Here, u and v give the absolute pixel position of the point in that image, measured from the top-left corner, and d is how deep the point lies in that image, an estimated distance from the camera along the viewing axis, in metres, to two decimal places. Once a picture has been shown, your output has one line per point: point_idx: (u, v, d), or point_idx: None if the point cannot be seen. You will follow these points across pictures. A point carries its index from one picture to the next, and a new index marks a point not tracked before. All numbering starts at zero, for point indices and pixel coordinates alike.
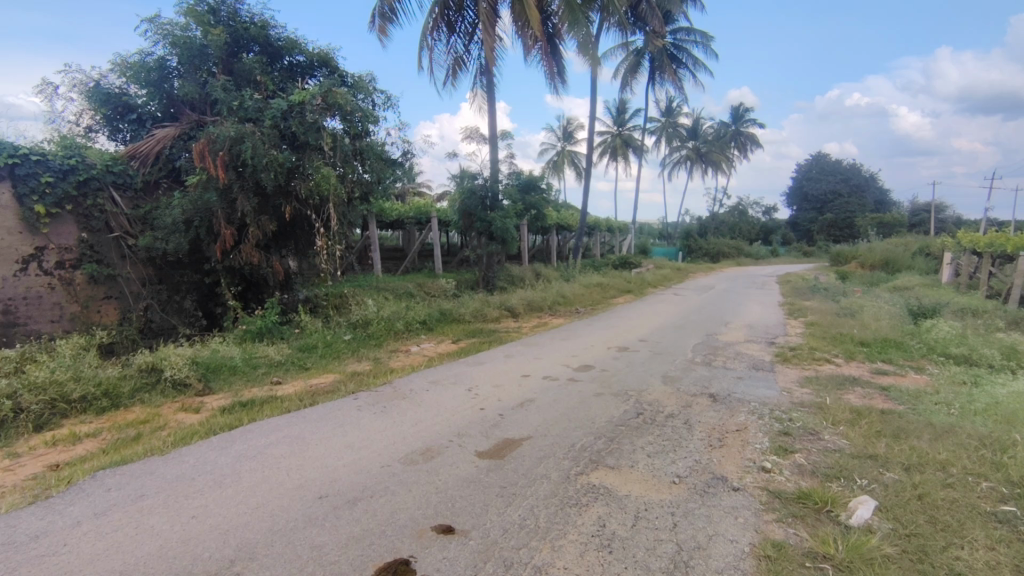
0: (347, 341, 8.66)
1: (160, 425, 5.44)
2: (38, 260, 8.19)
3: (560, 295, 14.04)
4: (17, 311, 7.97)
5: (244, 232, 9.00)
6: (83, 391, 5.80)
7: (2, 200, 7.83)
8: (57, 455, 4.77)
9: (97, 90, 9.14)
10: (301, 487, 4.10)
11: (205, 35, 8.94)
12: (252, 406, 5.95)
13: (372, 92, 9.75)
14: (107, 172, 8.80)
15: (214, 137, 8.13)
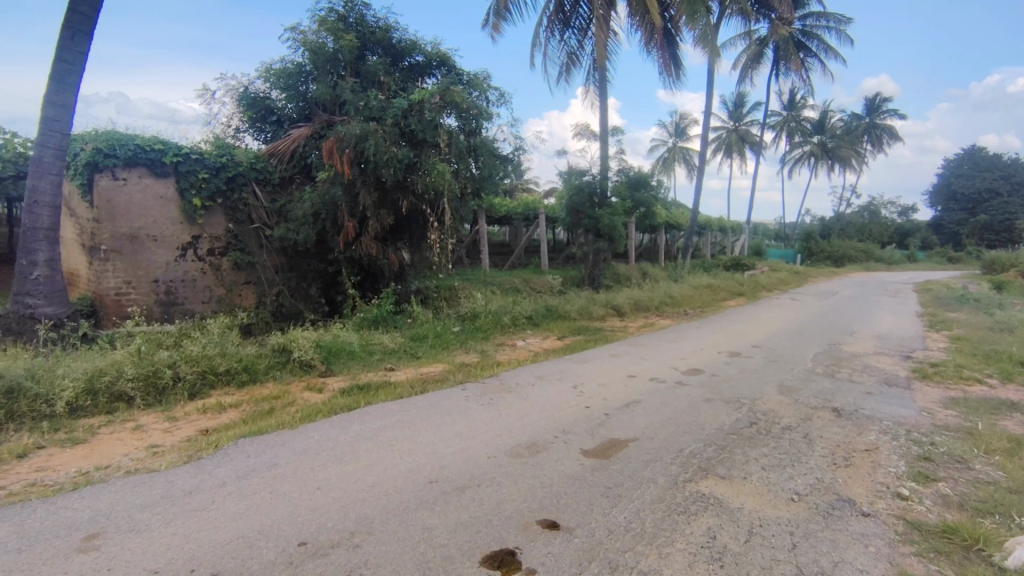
0: (456, 333, 8.97)
1: (289, 401, 5.95)
2: (194, 248, 9.34)
3: (668, 295, 13.63)
4: (177, 292, 9.22)
5: (365, 225, 9.56)
6: (227, 365, 6.48)
7: (168, 194, 9.00)
8: (207, 421, 5.36)
9: (245, 95, 10.12)
10: (414, 470, 4.30)
11: (336, 41, 9.59)
12: (369, 389, 6.33)
13: (487, 89, 9.96)
14: (251, 169, 9.72)
15: (342, 136, 8.76)
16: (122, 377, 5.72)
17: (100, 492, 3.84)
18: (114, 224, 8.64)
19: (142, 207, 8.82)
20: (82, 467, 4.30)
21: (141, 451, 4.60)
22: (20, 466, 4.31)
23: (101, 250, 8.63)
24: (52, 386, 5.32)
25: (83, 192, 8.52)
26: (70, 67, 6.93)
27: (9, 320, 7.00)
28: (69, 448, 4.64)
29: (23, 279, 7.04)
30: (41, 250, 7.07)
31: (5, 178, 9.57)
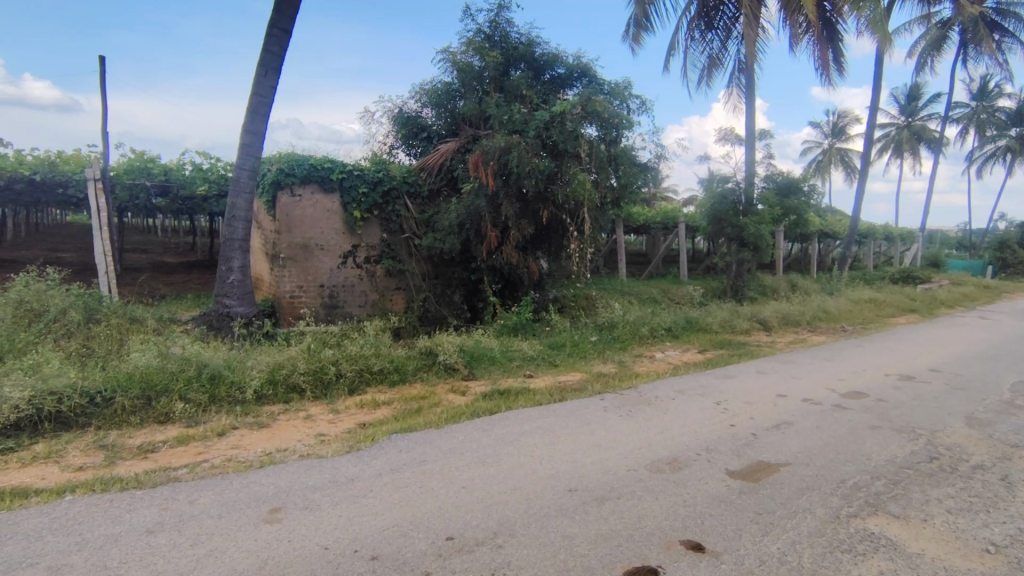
0: (593, 342, 8.94)
1: (435, 401, 6.32)
2: (353, 256, 10.26)
3: (823, 310, 12.49)
4: (339, 296, 10.21)
5: (507, 234, 9.90)
6: (381, 364, 7.03)
7: (334, 208, 10.01)
8: (364, 416, 5.85)
9: (400, 115, 10.95)
10: (553, 477, 4.35)
11: (483, 59, 10.08)
12: (509, 395, 6.51)
13: (629, 98, 9.86)
14: (403, 183, 10.47)
15: (486, 150, 9.14)
16: (296, 371, 6.43)
17: (281, 472, 4.35)
18: (291, 235, 9.81)
19: (313, 220, 9.90)
20: (266, 448, 4.90)
21: (311, 438, 5.14)
22: (220, 443, 5.02)
23: (279, 258, 9.81)
24: (242, 375, 6.13)
25: (268, 207, 9.76)
26: (260, 99, 7.98)
27: (210, 317, 8.20)
28: (256, 431, 5.32)
29: (222, 283, 8.22)
30: (235, 258, 8.20)
31: (210, 197, 11.25)
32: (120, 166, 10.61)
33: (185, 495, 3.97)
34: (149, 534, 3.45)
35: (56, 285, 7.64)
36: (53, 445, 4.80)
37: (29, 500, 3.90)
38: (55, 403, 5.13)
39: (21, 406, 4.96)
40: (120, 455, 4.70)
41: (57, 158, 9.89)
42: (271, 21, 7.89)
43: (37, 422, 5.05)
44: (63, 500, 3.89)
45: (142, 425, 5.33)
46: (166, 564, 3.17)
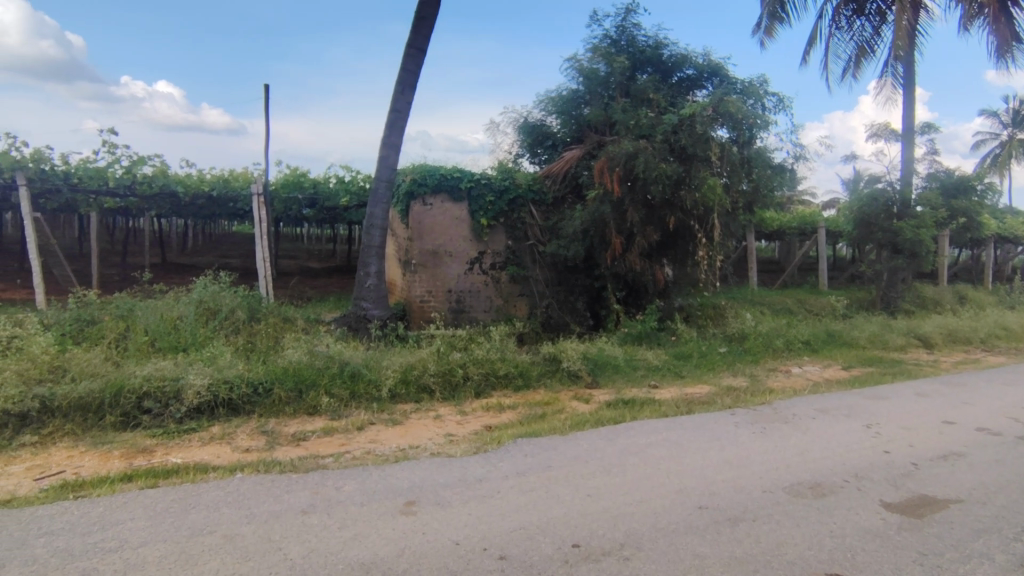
0: (722, 354, 8.51)
1: (559, 407, 6.34)
2: (480, 262, 10.63)
3: (999, 327, 10.88)
4: (466, 301, 10.62)
5: (631, 241, 9.75)
6: (507, 369, 7.19)
7: (462, 216, 10.45)
8: (490, 418, 6.03)
9: (526, 124, 11.18)
10: (682, 493, 4.18)
11: (609, 65, 10.03)
12: (633, 404, 6.37)
13: (764, 96, 9.31)
14: (529, 191, 10.67)
15: (612, 156, 9.06)
16: (427, 371, 6.77)
17: (415, 467, 4.59)
18: (423, 242, 10.36)
19: (443, 228, 10.40)
20: (400, 444, 5.20)
21: (440, 437, 5.39)
22: (360, 436, 5.42)
23: (412, 264, 10.38)
24: (380, 373, 6.57)
25: (402, 216, 10.37)
26: (398, 115, 8.53)
27: (351, 318, 8.87)
28: (391, 427, 5.68)
29: (361, 286, 8.87)
30: (374, 263, 8.81)
31: (352, 207, 12.23)
32: (279, 181, 11.75)
33: (332, 482, 4.32)
34: (304, 515, 3.80)
35: (227, 287, 8.68)
36: (226, 428, 5.46)
37: (208, 474, 4.45)
38: (227, 391, 5.83)
39: (203, 392, 5.68)
40: (278, 441, 5.23)
41: (229, 175, 11.24)
42: (409, 42, 8.42)
43: (213, 406, 5.75)
44: (234, 477, 4.39)
45: (296, 415, 5.89)
46: (317, 544, 3.46)
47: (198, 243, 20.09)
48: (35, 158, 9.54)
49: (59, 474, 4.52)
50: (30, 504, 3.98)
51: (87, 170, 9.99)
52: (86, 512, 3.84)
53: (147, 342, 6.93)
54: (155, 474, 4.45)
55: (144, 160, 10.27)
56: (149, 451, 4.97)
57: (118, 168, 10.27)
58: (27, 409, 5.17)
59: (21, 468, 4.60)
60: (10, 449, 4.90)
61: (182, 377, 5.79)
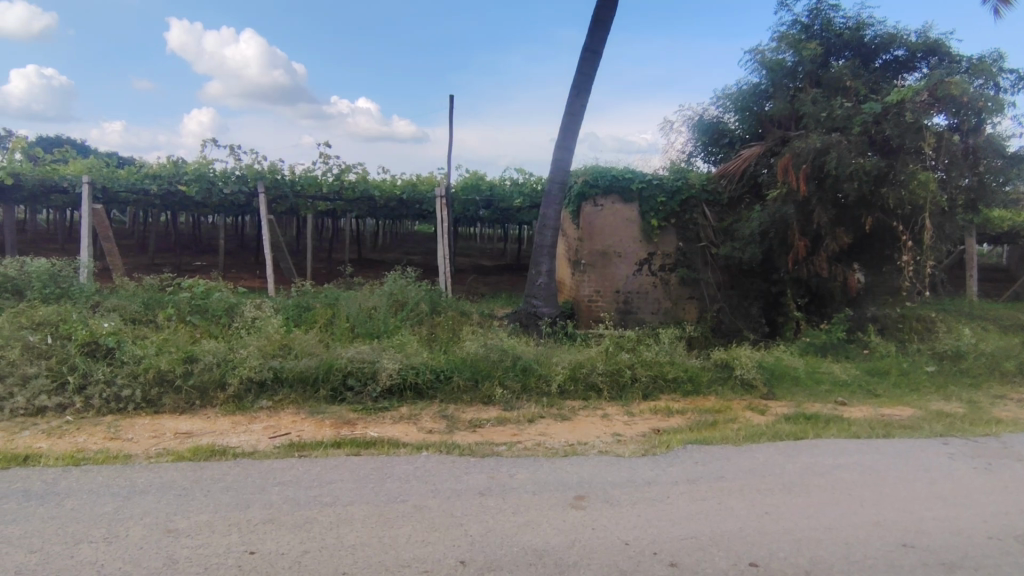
0: (930, 373, 7.44)
1: (732, 417, 6.03)
2: (648, 263, 10.47)
3: None
4: (632, 302, 10.53)
5: (819, 243, 8.92)
6: (675, 373, 7.03)
7: (632, 217, 10.38)
8: (657, 422, 5.94)
9: (700, 122, 10.72)
10: (880, 525, 3.76)
11: (798, 53, 9.23)
12: (818, 421, 5.84)
13: (999, 74, 7.90)
14: (702, 190, 10.30)
15: (798, 151, 8.35)
16: (595, 370, 6.89)
17: (583, 463, 4.72)
18: (592, 243, 10.45)
19: (612, 229, 10.41)
20: (569, 439, 5.41)
21: (608, 437, 5.48)
22: (530, 428, 5.71)
23: (581, 264, 10.50)
24: (549, 369, 6.82)
25: (572, 216, 10.56)
26: (571, 118, 8.72)
27: (522, 315, 9.26)
28: (559, 423, 5.90)
29: (532, 285, 9.23)
30: (544, 263, 9.12)
31: (523, 208, 12.77)
32: (459, 184, 12.54)
33: (506, 468, 4.61)
34: (481, 496, 4.10)
35: (413, 281, 9.58)
36: (413, 410, 6.08)
37: (400, 449, 5.01)
38: (415, 376, 6.46)
39: (394, 375, 6.37)
40: (457, 426, 5.70)
41: (417, 179, 12.36)
42: (585, 45, 8.55)
43: (403, 389, 6.41)
44: (422, 455, 4.88)
45: (472, 403, 6.36)
46: (494, 524, 3.71)
47: (386, 241, 22.37)
48: (270, 170, 11.33)
49: (286, 435, 5.37)
50: (267, 457, 4.80)
51: (307, 178, 11.62)
52: (308, 470, 4.53)
53: (350, 328, 7.93)
54: (358, 444, 5.11)
55: (351, 168, 11.71)
56: (352, 423, 5.71)
57: (330, 175, 11.81)
58: (263, 378, 6.21)
59: (259, 427, 5.55)
60: (251, 410, 5.94)
61: (378, 361, 6.53)
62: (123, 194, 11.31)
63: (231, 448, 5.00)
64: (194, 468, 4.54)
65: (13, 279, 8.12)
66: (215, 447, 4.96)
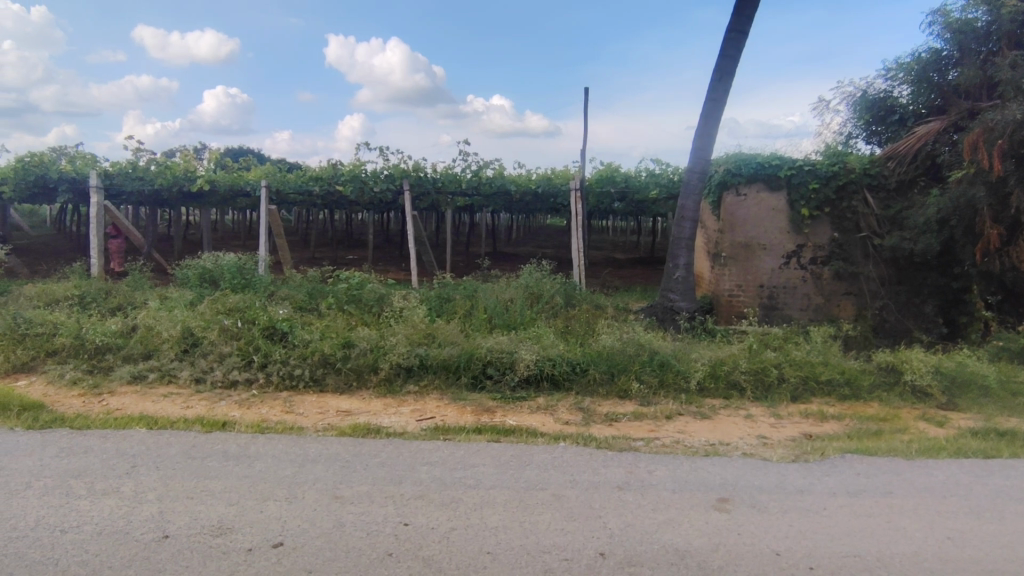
0: None
1: (902, 426, 5.42)
2: (798, 256, 9.69)
3: None
4: (778, 297, 9.80)
5: (1017, 231, 7.72)
6: (831, 375, 6.47)
7: (780, 206, 9.66)
8: (810, 427, 5.51)
9: (864, 98, 9.69)
10: None
11: (993, 12, 7.99)
12: (1012, 438, 5.06)
13: None
14: (864, 174, 9.35)
15: (992, 125, 7.28)
16: (737, 368, 6.55)
17: (727, 465, 4.52)
18: (733, 234, 9.86)
19: (756, 219, 9.75)
20: (711, 439, 5.21)
21: (753, 439, 5.20)
22: (667, 425, 5.60)
23: (721, 257, 9.97)
24: (688, 366, 6.60)
25: (713, 207, 10.06)
26: (715, 103, 8.30)
27: (657, 309, 9.01)
28: (699, 421, 5.71)
29: (669, 278, 8.95)
30: (682, 256, 8.82)
31: (660, 199, 12.43)
32: (593, 177, 12.47)
33: (645, 464, 4.55)
34: (620, 490, 4.09)
35: (548, 274, 9.73)
36: (549, 401, 6.20)
37: (538, 438, 5.14)
38: (551, 367, 6.59)
39: (531, 365, 6.54)
40: (593, 419, 5.75)
41: (552, 173, 12.50)
42: (731, 25, 8.08)
43: (539, 379, 6.57)
44: (559, 445, 4.98)
45: (608, 397, 6.36)
46: (633, 519, 3.69)
47: (519, 235, 22.90)
48: (415, 168, 12.08)
49: (432, 418, 5.75)
50: (416, 438, 5.16)
51: (448, 175, 12.23)
52: (453, 452, 4.81)
53: (488, 319, 8.24)
54: (498, 431, 5.32)
55: (488, 164, 12.13)
56: (492, 411, 5.96)
57: (469, 172, 12.32)
58: (411, 364, 6.68)
59: (408, 409, 5.99)
60: (401, 393, 6.43)
61: (516, 351, 6.74)
62: (292, 195, 12.69)
63: (385, 427, 5.44)
64: (355, 443, 5.02)
65: (210, 271, 9.48)
66: (371, 426, 5.43)
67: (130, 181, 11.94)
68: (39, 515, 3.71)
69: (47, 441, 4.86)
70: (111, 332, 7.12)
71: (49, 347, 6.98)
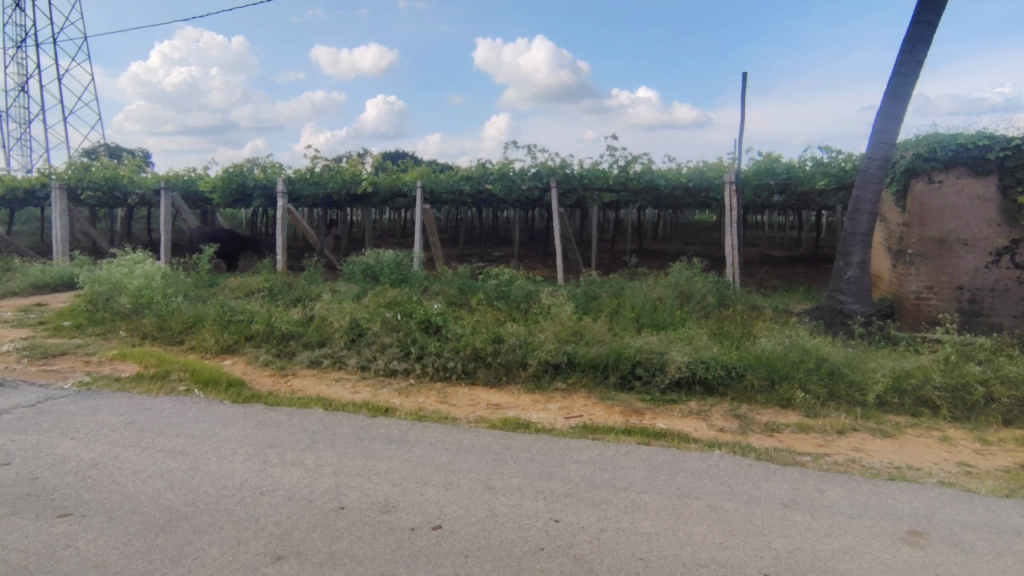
0: None
1: None
2: (1012, 253, 8.25)
3: None
4: (983, 301, 8.39)
5: None
6: None
7: (988, 194, 8.27)
8: None
9: None
10: None
11: None
12: None
13: None
14: None
15: None
16: (930, 383, 5.71)
17: (919, 492, 3.93)
18: (923, 228, 8.61)
19: (955, 209, 8.41)
20: (896, 460, 4.57)
21: (953, 465, 4.47)
22: (841, 441, 5.01)
23: (906, 254, 8.77)
24: (866, 376, 5.89)
25: (898, 197, 8.86)
26: (904, 78, 7.30)
27: (825, 312, 8.12)
28: (881, 440, 5.04)
29: (839, 278, 8.04)
30: (856, 253, 7.87)
31: (829, 190, 11.23)
32: (751, 169, 11.59)
33: (816, 482, 4.11)
34: (787, 508, 3.73)
35: (699, 272, 9.23)
36: (702, 406, 5.87)
37: (691, 445, 4.87)
38: (705, 370, 6.23)
39: (683, 367, 6.22)
40: (752, 427, 5.33)
41: (704, 165, 11.83)
42: None
43: (691, 383, 6.24)
44: (716, 453, 4.67)
45: (769, 405, 5.88)
46: (805, 543, 3.33)
47: (665, 232, 22.08)
48: (561, 166, 12.10)
49: (580, 417, 5.69)
50: (565, 436, 5.14)
51: (595, 171, 12.08)
52: (603, 453, 4.71)
53: (635, 318, 7.99)
54: (648, 433, 5.13)
55: (636, 159, 11.78)
56: (641, 413, 5.77)
57: (616, 167, 12.08)
58: (558, 361, 6.69)
59: (556, 406, 6.00)
60: (549, 390, 6.46)
61: (667, 352, 6.47)
62: (444, 195, 13.35)
63: (534, 423, 5.49)
64: (506, 436, 5.12)
65: (373, 267, 10.29)
66: (521, 420, 5.52)
67: (309, 186, 13.33)
68: (241, 477, 4.25)
69: (247, 414, 5.57)
70: (295, 321, 8.01)
71: (247, 332, 8.02)
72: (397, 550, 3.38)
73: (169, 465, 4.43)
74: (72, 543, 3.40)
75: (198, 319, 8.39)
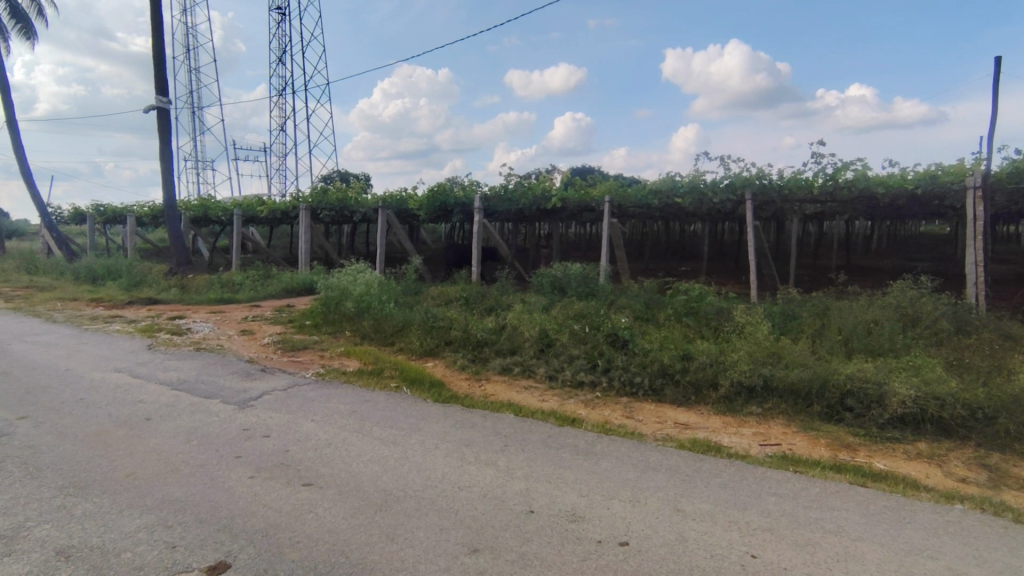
0: None
1: None
2: None
3: None
4: None
5: None
6: None
7: None
8: None
9: None
10: None
11: None
12: None
13: None
14: None
15: None
16: None
17: None
18: None
19: None
20: None
21: None
22: None
23: None
24: None
25: None
26: None
27: None
28: None
29: None
30: None
31: None
32: (1002, 171, 9.60)
33: None
34: None
35: (929, 293, 7.96)
36: (935, 450, 5.05)
37: (921, 493, 4.21)
38: (937, 408, 5.36)
39: (908, 403, 5.42)
40: (1004, 482, 4.45)
41: (938, 170, 10.18)
42: None
43: (918, 421, 5.41)
44: (954, 507, 3.98)
45: None
46: None
47: (882, 246, 19.38)
48: (759, 176, 11.29)
49: (778, 445, 5.25)
50: (762, 464, 4.78)
51: (798, 180, 11.07)
52: (807, 489, 4.29)
53: (846, 342, 7.14)
54: (863, 473, 4.55)
55: (848, 165, 10.56)
56: (854, 449, 5.14)
57: (823, 176, 10.93)
58: (753, 383, 6.22)
59: (750, 432, 5.60)
60: (741, 414, 6.06)
61: (887, 384, 5.70)
62: (632, 209, 13.27)
63: (725, 447, 5.20)
64: (695, 458, 4.93)
65: (559, 279, 10.60)
66: (711, 443, 5.26)
67: (502, 203, 14.17)
68: (444, 471, 4.66)
69: (447, 414, 6.10)
70: (488, 329, 8.56)
71: (447, 337, 8.78)
72: (584, 560, 3.43)
73: (384, 452, 5.04)
74: (313, 508, 4.03)
75: (407, 323, 9.39)
